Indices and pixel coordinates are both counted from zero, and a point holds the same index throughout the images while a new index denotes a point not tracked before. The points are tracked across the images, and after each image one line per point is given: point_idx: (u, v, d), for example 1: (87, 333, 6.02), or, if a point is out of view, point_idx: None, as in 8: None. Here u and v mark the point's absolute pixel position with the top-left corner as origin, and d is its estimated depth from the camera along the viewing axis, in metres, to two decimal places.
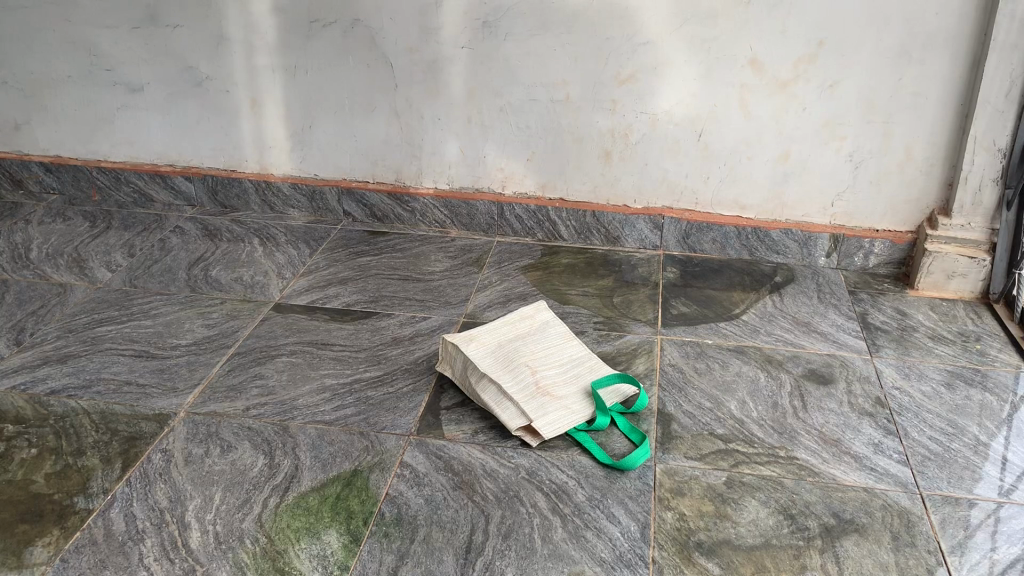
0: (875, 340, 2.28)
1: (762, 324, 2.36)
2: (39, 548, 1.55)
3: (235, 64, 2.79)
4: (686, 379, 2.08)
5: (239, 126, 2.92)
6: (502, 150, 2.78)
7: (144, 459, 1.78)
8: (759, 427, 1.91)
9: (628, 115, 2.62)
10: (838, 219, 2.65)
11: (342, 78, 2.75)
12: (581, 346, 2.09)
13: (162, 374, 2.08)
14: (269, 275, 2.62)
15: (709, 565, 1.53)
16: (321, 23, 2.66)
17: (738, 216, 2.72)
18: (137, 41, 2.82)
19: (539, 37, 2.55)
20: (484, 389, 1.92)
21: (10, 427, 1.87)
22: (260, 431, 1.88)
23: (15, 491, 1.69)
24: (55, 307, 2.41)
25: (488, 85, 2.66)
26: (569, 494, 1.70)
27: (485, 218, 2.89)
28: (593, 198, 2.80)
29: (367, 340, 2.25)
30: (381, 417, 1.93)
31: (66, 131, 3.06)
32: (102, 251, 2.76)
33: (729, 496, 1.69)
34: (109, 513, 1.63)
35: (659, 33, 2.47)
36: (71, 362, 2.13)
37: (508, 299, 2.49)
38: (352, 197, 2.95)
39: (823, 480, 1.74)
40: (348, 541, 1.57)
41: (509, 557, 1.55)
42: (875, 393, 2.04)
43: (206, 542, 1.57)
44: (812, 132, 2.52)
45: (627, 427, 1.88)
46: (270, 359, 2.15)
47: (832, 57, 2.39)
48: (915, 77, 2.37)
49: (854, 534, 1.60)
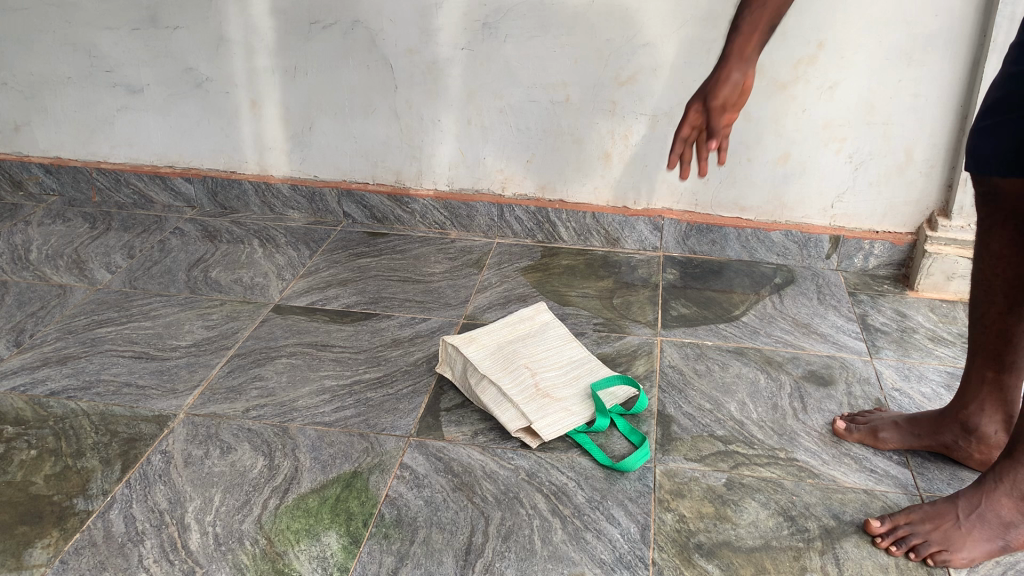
0: (876, 342, 2.28)
1: (762, 325, 2.36)
2: (39, 550, 1.55)
3: (236, 65, 2.79)
4: (685, 380, 2.08)
5: (239, 126, 2.92)
6: (501, 152, 2.78)
7: (144, 460, 1.78)
8: (759, 429, 1.91)
9: (628, 116, 2.62)
10: (838, 221, 2.65)
11: (343, 80, 2.75)
12: (580, 348, 2.10)
13: (163, 375, 2.08)
14: (269, 276, 2.62)
15: (708, 567, 1.53)
16: (321, 25, 2.66)
17: (739, 217, 2.72)
18: (137, 43, 2.81)
19: (539, 38, 2.55)
20: (484, 391, 1.91)
21: (10, 428, 1.88)
22: (260, 432, 1.88)
23: (15, 492, 1.69)
24: (55, 308, 2.41)
25: (488, 86, 2.66)
26: (569, 496, 1.70)
27: (485, 220, 2.89)
28: (594, 200, 2.81)
29: (367, 341, 2.25)
30: (381, 419, 1.92)
31: (66, 133, 3.06)
32: (102, 252, 2.76)
33: (729, 498, 1.69)
34: (109, 514, 1.63)
35: (659, 35, 2.47)
36: (71, 364, 2.13)
37: (508, 301, 2.49)
38: (351, 199, 2.96)
39: (823, 482, 1.74)
40: (348, 543, 1.57)
41: (509, 559, 1.54)
42: (875, 394, 2.04)
43: (205, 544, 1.57)
44: (813, 134, 2.52)
45: (627, 428, 1.87)
46: (270, 360, 2.16)
47: (832, 58, 2.39)
48: (915, 78, 2.37)
49: (854, 536, 1.60)
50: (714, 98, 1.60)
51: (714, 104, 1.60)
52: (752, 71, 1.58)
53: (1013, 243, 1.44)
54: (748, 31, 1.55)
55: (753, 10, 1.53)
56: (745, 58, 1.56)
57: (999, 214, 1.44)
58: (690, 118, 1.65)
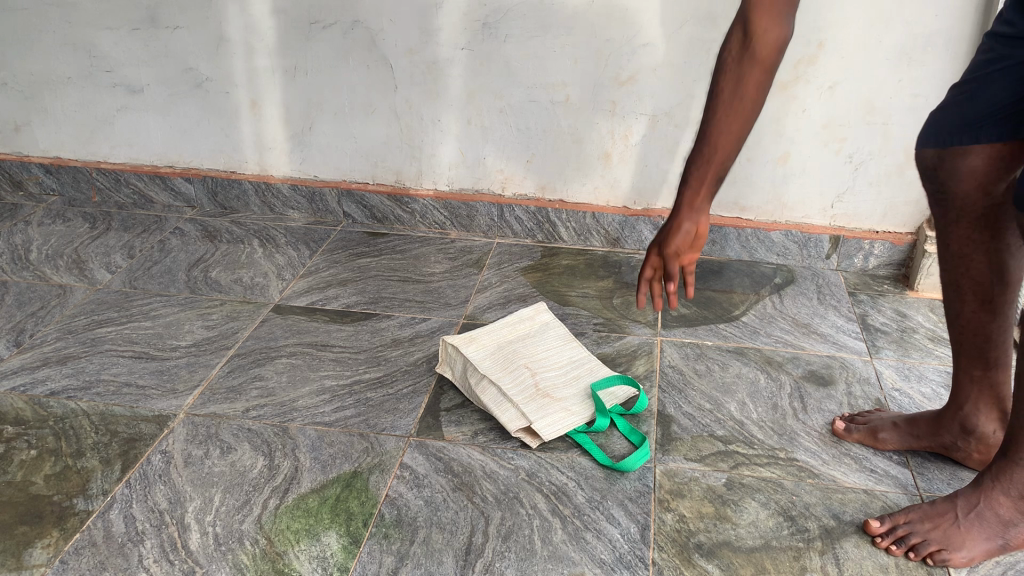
0: (876, 342, 2.28)
1: (762, 325, 2.36)
2: (39, 550, 1.55)
3: (236, 65, 2.79)
4: (686, 380, 2.08)
5: (239, 126, 2.92)
6: (501, 152, 2.78)
7: (144, 460, 1.78)
8: (759, 429, 1.91)
9: (628, 116, 2.62)
10: (838, 220, 2.65)
11: (343, 80, 2.75)
12: (580, 348, 2.10)
13: (163, 375, 2.08)
14: (269, 276, 2.62)
15: (708, 567, 1.53)
16: (321, 25, 2.66)
17: (739, 217, 2.72)
18: (137, 43, 2.81)
19: (539, 38, 2.55)
20: (484, 391, 1.91)
21: (10, 428, 1.88)
22: (260, 432, 1.88)
23: (15, 492, 1.69)
24: (55, 308, 2.41)
25: (488, 86, 2.66)
26: (569, 496, 1.70)
27: (485, 220, 2.89)
28: (594, 200, 2.81)
29: (367, 341, 2.25)
30: (381, 419, 1.93)
31: (66, 133, 3.06)
32: (102, 252, 2.76)
33: (729, 498, 1.69)
34: (109, 514, 1.63)
35: (659, 36, 2.47)
36: (71, 364, 2.13)
37: (508, 301, 2.49)
38: (351, 199, 2.96)
39: (823, 482, 1.74)
40: (348, 543, 1.57)
41: (509, 559, 1.54)
42: (875, 395, 2.04)
43: (206, 544, 1.57)
44: (813, 135, 2.52)
45: (627, 428, 1.87)
46: (270, 360, 2.16)
47: (832, 58, 2.39)
48: (915, 78, 2.37)
49: (854, 536, 1.60)
50: (667, 248, 1.48)
51: (668, 255, 1.48)
52: (705, 218, 1.47)
53: (971, 241, 1.52)
54: (696, 183, 1.44)
55: (700, 165, 1.43)
56: (694, 207, 1.45)
57: (952, 216, 1.53)
58: (648, 267, 1.52)
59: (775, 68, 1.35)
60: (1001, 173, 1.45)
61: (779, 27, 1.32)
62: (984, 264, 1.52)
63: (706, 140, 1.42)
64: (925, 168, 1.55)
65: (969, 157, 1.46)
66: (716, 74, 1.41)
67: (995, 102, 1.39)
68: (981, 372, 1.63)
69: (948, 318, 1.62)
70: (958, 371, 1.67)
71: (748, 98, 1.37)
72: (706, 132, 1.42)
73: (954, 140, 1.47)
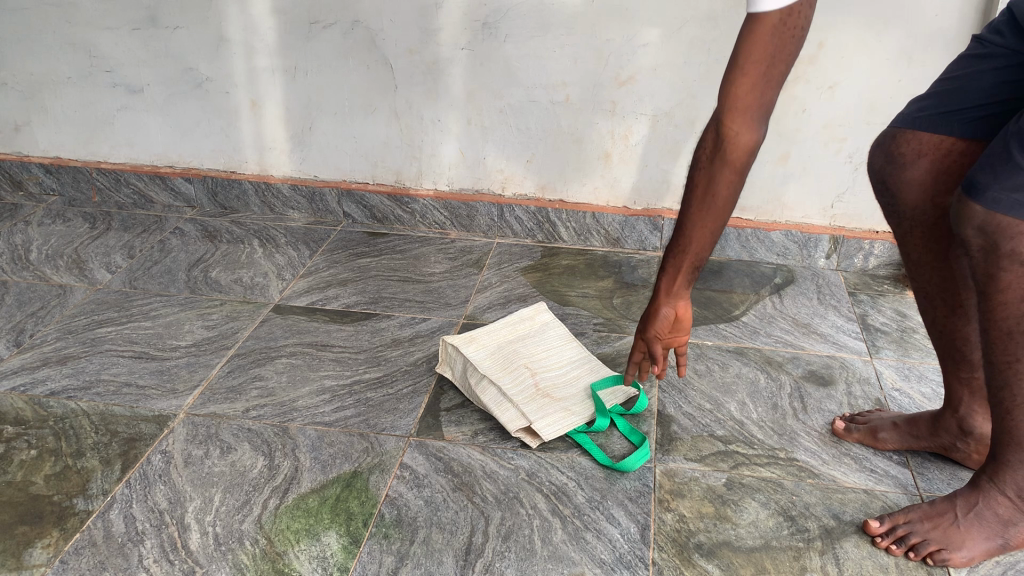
0: (876, 342, 2.28)
1: (762, 325, 2.36)
2: (39, 550, 1.55)
3: (236, 65, 2.79)
4: (686, 380, 2.08)
5: (239, 126, 2.92)
6: (502, 152, 2.78)
7: (144, 460, 1.78)
8: (759, 429, 1.91)
9: (629, 116, 2.62)
10: (838, 221, 2.66)
11: (343, 79, 2.75)
12: (580, 348, 2.10)
13: (163, 375, 2.09)
14: (269, 276, 2.62)
15: (708, 567, 1.53)
16: (321, 25, 2.66)
17: (738, 217, 2.73)
18: (137, 43, 2.81)
19: (539, 38, 2.55)
20: (484, 391, 1.91)
21: (10, 428, 1.88)
22: (260, 432, 1.88)
23: (15, 492, 1.69)
24: (55, 308, 2.41)
25: (488, 85, 2.66)
26: (569, 496, 1.70)
27: (485, 220, 2.89)
28: (594, 199, 2.81)
29: (367, 341, 2.25)
30: (381, 419, 1.93)
31: (66, 133, 3.06)
32: (103, 252, 2.76)
33: (729, 498, 1.69)
34: (109, 514, 1.63)
35: (659, 36, 2.47)
36: (71, 364, 2.13)
37: (508, 301, 2.49)
38: (351, 199, 2.96)
39: (823, 482, 1.74)
40: (348, 543, 1.57)
41: (509, 559, 1.54)
42: (875, 394, 2.04)
43: (205, 544, 1.57)
44: (813, 135, 2.52)
45: (627, 429, 1.87)
46: (270, 360, 2.16)
47: (832, 59, 2.39)
48: (916, 78, 2.37)
49: (854, 536, 1.60)
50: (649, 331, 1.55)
51: (651, 338, 1.56)
52: (683, 302, 1.51)
53: (926, 248, 1.63)
54: (672, 274, 1.47)
55: (676, 257, 1.45)
56: (672, 294, 1.49)
57: (906, 227, 1.65)
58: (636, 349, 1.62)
59: (746, 173, 1.33)
60: (945, 183, 1.56)
61: (750, 138, 1.29)
62: (940, 268, 1.63)
63: (681, 235, 1.42)
64: (876, 183, 1.68)
65: (912, 168, 1.58)
66: (691, 169, 1.39)
67: (986, 94, 1.48)
68: (973, 374, 1.67)
69: (926, 325, 1.71)
70: (948, 375, 1.71)
71: (721, 200, 1.36)
72: (681, 224, 1.42)
73: (897, 152, 1.60)
